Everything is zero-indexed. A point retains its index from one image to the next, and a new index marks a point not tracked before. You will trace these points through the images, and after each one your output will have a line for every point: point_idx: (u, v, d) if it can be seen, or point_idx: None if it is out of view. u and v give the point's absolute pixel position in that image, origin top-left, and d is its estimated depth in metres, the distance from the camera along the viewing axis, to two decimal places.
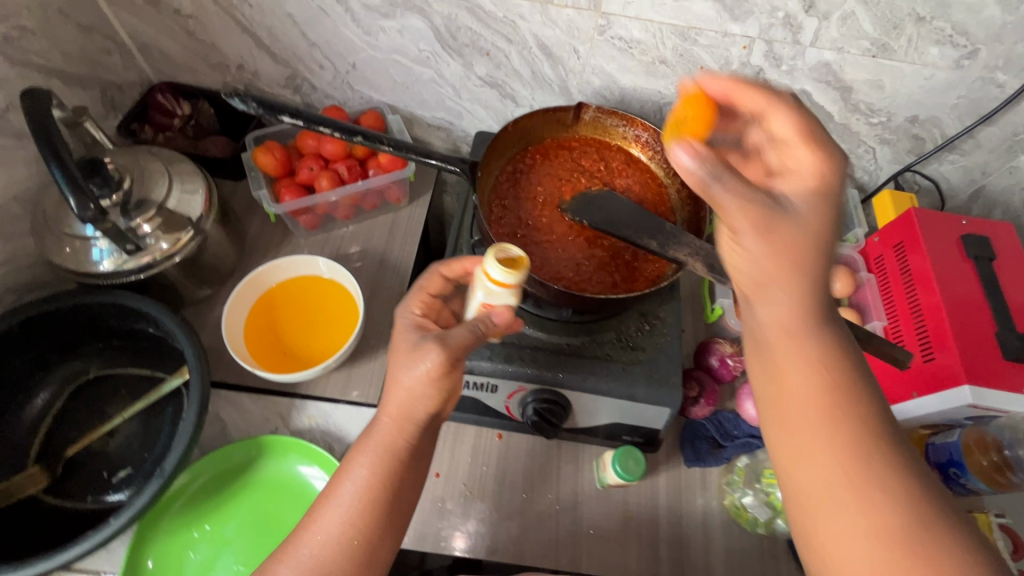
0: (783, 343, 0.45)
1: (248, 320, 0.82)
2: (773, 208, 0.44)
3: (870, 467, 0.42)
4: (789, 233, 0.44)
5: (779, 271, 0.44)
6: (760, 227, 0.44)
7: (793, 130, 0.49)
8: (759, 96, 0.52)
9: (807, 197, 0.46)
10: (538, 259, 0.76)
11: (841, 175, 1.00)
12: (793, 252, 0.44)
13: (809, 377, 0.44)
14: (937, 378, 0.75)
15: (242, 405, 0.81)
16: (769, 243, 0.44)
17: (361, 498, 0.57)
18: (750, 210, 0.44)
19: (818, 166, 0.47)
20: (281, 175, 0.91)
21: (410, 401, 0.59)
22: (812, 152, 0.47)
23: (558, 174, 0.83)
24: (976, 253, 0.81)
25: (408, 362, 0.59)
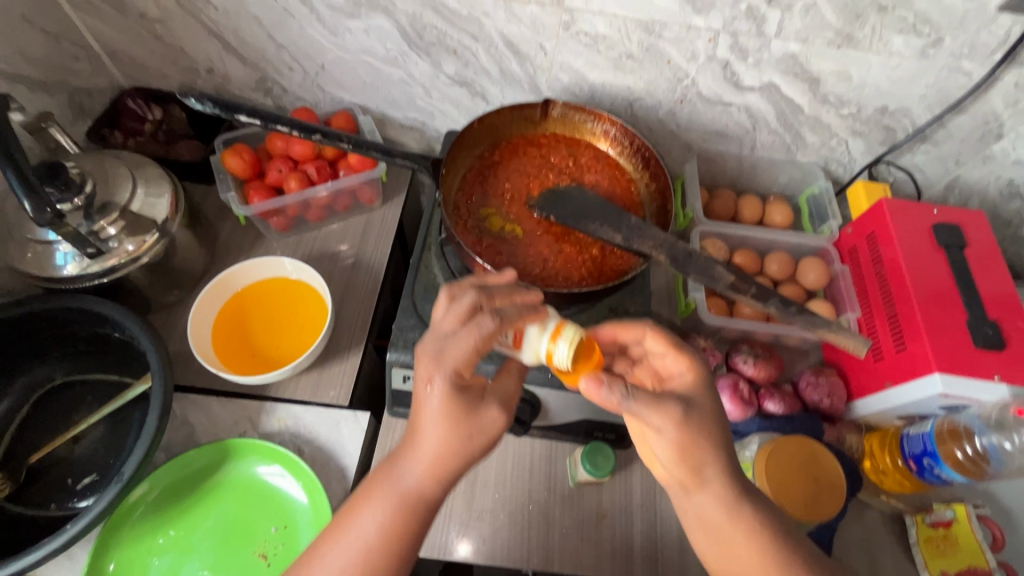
0: (722, 512, 0.57)
1: (217, 322, 0.82)
2: (678, 401, 0.57)
3: None
4: (703, 425, 0.57)
5: (703, 458, 0.56)
6: (693, 435, 0.56)
7: (668, 348, 0.62)
8: (632, 329, 0.66)
9: (695, 394, 0.59)
10: (505, 256, 0.75)
11: (816, 167, 1.00)
12: (710, 442, 0.57)
13: (747, 540, 0.56)
14: (910, 367, 0.74)
15: (210, 408, 0.80)
16: (702, 446, 0.56)
17: (370, 547, 0.54)
18: (671, 419, 0.56)
19: (695, 373, 0.61)
20: (250, 177, 0.91)
21: (457, 455, 0.56)
22: (683, 362, 0.62)
23: (526, 170, 0.83)
24: (947, 241, 0.80)
25: (466, 418, 0.56)
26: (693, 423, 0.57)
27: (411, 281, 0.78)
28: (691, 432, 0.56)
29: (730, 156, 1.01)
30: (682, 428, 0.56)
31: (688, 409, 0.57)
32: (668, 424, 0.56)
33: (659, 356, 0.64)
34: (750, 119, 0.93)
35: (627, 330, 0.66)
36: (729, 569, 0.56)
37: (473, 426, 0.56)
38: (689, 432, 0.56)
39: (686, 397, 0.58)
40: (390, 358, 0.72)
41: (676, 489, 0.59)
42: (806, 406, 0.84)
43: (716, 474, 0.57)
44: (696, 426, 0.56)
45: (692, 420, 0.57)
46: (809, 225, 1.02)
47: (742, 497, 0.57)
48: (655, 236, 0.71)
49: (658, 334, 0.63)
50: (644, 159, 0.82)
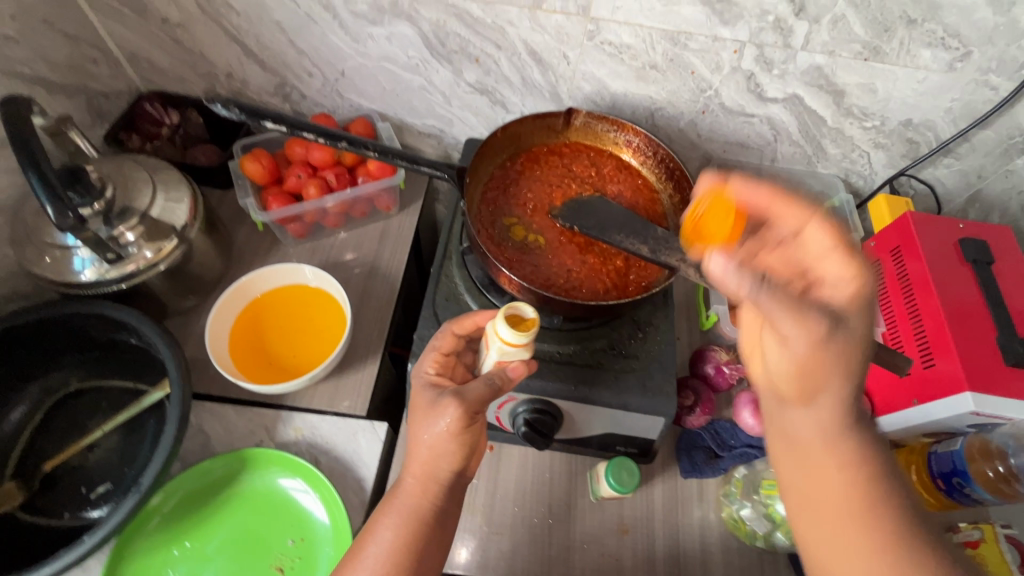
0: (817, 434, 0.51)
1: (234, 329, 0.81)
2: (828, 317, 0.48)
3: (881, 517, 0.48)
4: (853, 350, 0.48)
5: (830, 377, 0.48)
6: (830, 347, 0.47)
7: (792, 262, 0.55)
8: (795, 208, 0.55)
9: (845, 307, 0.49)
10: (528, 266, 0.75)
11: (836, 179, 0.99)
12: (846, 356, 0.48)
13: (837, 462, 0.50)
14: (939, 384, 0.73)
15: (226, 417, 0.79)
16: (836, 365, 0.48)
17: (384, 563, 0.57)
18: (800, 320, 0.47)
19: (859, 288, 0.50)
20: (268, 184, 0.90)
21: (434, 458, 0.60)
22: (850, 266, 0.51)
23: (549, 180, 0.82)
24: (975, 256, 0.79)
25: (429, 419, 0.59)
26: (841, 336, 0.48)
27: (432, 290, 0.77)
28: (825, 344, 0.47)
29: (750, 167, 1.00)
30: (810, 334, 0.47)
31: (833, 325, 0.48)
32: (799, 326, 0.48)
33: (772, 259, 0.55)
34: (771, 129, 0.92)
35: (775, 210, 0.56)
36: (811, 487, 0.51)
37: (431, 421, 0.59)
38: (785, 328, 0.48)
39: (836, 310, 0.49)
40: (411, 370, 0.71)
41: (772, 398, 0.53)
42: None
43: (832, 397, 0.49)
44: (838, 340, 0.48)
45: (832, 334, 0.48)
46: None
47: (850, 427, 0.50)
48: (683, 248, 0.70)
49: (811, 223, 0.54)
50: (668, 170, 0.81)
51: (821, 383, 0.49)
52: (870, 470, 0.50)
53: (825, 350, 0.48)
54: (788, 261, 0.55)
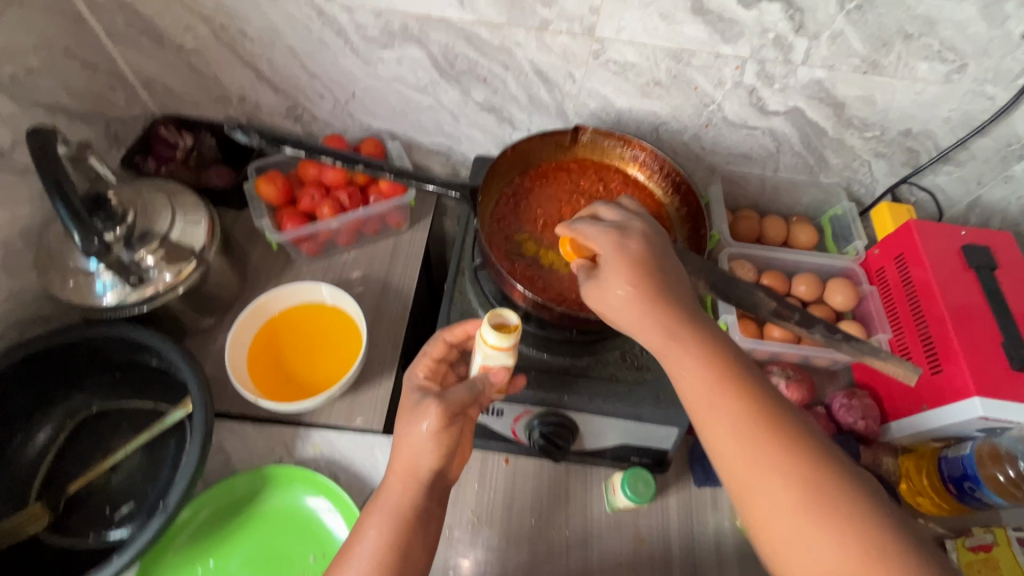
0: (698, 372, 0.53)
1: (252, 348, 0.82)
2: (623, 261, 0.58)
3: (771, 438, 0.50)
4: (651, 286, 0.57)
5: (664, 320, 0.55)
6: (661, 281, 0.57)
7: (652, 238, 0.61)
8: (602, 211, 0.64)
9: (642, 250, 0.59)
10: (540, 281, 0.76)
11: (838, 188, 1.01)
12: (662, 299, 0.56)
13: (722, 399, 0.52)
14: (948, 389, 0.74)
15: (246, 435, 0.80)
16: (670, 292, 0.57)
17: (369, 564, 0.55)
18: (620, 276, 0.57)
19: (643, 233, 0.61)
20: (282, 204, 0.92)
21: (415, 457, 0.59)
22: (623, 219, 0.63)
23: (558, 196, 0.84)
24: (978, 263, 0.81)
25: (411, 421, 0.60)
26: (670, 274, 0.59)
27: (446, 306, 0.79)
28: (651, 286, 0.56)
29: (753, 177, 1.02)
30: (636, 283, 0.56)
31: (653, 269, 0.58)
32: (618, 280, 0.57)
33: (628, 236, 0.60)
34: (773, 141, 0.94)
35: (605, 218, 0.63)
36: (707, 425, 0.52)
37: (413, 421, 0.60)
38: (655, 286, 0.56)
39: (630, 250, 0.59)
40: None
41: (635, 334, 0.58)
42: (840, 428, 0.84)
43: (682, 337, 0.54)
44: (659, 279, 0.57)
45: (654, 276, 0.57)
46: (833, 245, 1.03)
47: (715, 357, 0.54)
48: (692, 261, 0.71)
49: (637, 221, 0.62)
50: (674, 184, 0.83)
51: (693, 325, 0.55)
52: (747, 392, 0.52)
53: (660, 287, 0.57)
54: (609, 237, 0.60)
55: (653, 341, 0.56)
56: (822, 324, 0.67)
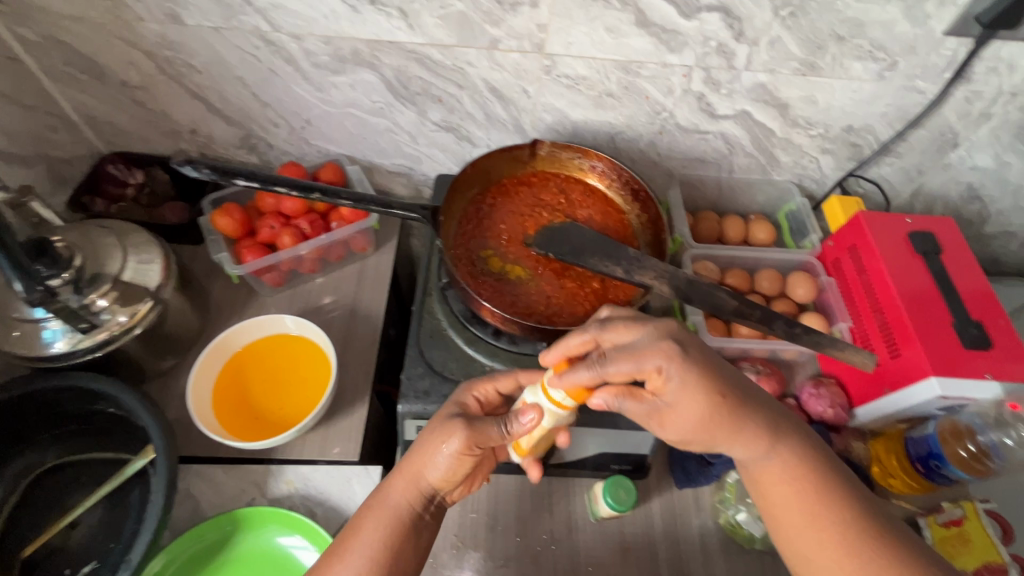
0: (781, 471, 0.57)
1: (217, 387, 0.80)
2: (671, 411, 0.56)
3: (843, 536, 0.54)
4: (714, 428, 0.56)
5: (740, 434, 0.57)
6: (739, 401, 0.56)
7: (713, 362, 0.56)
8: (616, 368, 0.54)
9: (690, 402, 0.55)
10: (507, 296, 0.76)
11: (791, 185, 1.05)
12: (727, 429, 0.56)
13: (800, 499, 0.56)
14: (907, 372, 0.77)
15: (215, 478, 0.77)
16: (748, 406, 0.57)
17: (365, 564, 0.57)
18: (696, 414, 0.55)
19: (687, 381, 0.54)
20: (240, 236, 0.90)
21: (425, 469, 0.61)
22: (655, 362, 0.54)
23: (520, 211, 0.85)
24: (923, 248, 0.84)
25: (438, 434, 0.60)
26: (741, 389, 0.57)
27: (416, 327, 0.78)
28: (734, 410, 0.56)
29: (710, 180, 1.05)
30: (718, 416, 0.56)
31: (724, 400, 0.55)
32: (699, 418, 0.56)
33: (693, 380, 0.55)
34: (726, 144, 0.97)
35: (641, 357, 0.55)
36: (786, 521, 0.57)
37: (440, 435, 0.60)
38: (734, 410, 0.56)
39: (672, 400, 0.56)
40: (402, 410, 0.71)
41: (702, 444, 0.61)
42: (811, 417, 0.86)
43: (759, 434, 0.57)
44: (738, 400, 0.56)
45: (730, 403, 0.56)
46: (791, 239, 1.06)
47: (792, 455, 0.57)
48: (655, 266, 0.71)
49: (683, 355, 0.55)
50: (633, 191, 0.84)
51: (774, 432, 0.58)
52: (821, 493, 0.56)
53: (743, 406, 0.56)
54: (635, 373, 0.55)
55: (739, 453, 0.58)
56: (782, 320, 0.69)
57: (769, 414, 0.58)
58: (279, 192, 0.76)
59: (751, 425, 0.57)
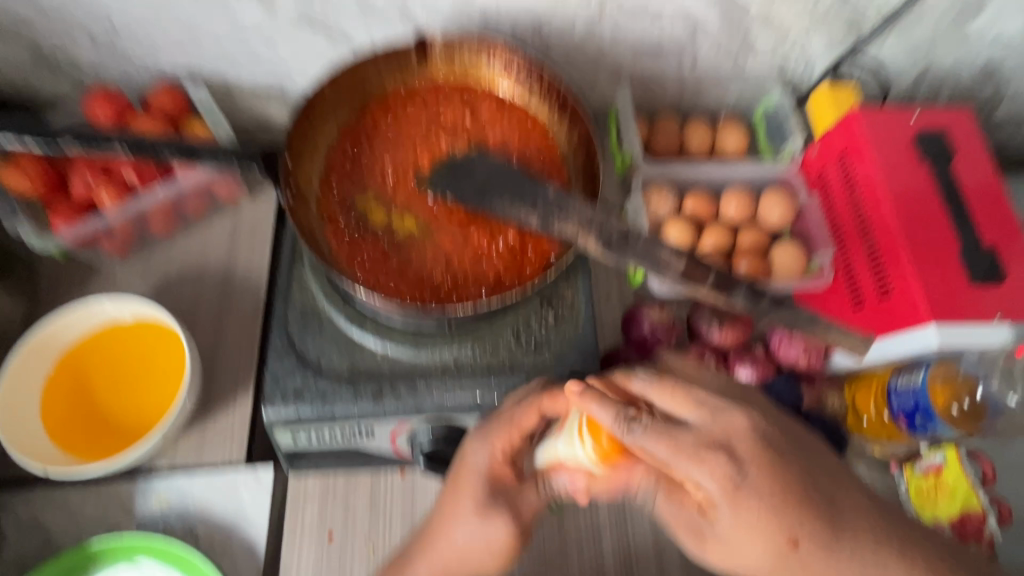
0: None
1: (49, 390, 0.64)
2: (732, 529, 0.45)
3: None
4: (794, 565, 0.45)
5: (824, 572, 0.45)
6: (822, 542, 0.44)
7: (785, 489, 0.45)
8: (659, 454, 0.45)
9: (756, 526, 0.44)
10: (396, 263, 0.58)
11: (770, 76, 0.84)
12: (814, 567, 0.45)
13: None
14: (897, 315, 0.63)
15: (68, 500, 0.64)
16: (839, 546, 0.45)
17: None
18: (763, 541, 0.45)
19: (760, 501, 0.44)
20: (50, 196, 0.68)
21: (459, 557, 0.52)
22: (711, 472, 0.45)
23: (411, 139, 0.63)
24: (932, 154, 0.66)
25: (473, 522, 0.52)
26: (826, 528, 0.45)
27: (282, 307, 0.60)
28: (815, 556, 0.44)
29: (670, 75, 0.83)
30: (786, 557, 0.45)
31: (795, 546, 0.44)
32: (762, 557, 0.46)
33: (754, 507, 0.44)
34: (688, 25, 0.74)
35: (683, 456, 0.45)
36: None
37: (476, 523, 0.52)
38: (813, 555, 0.45)
39: (734, 515, 0.45)
40: (268, 417, 0.56)
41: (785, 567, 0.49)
42: (779, 364, 0.73)
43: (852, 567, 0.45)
44: (821, 541, 0.45)
45: (804, 547, 0.45)
46: (767, 146, 0.87)
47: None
48: (579, 210, 0.54)
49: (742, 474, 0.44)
50: (559, 101, 0.63)
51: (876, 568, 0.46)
52: None
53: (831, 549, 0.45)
54: (684, 472, 0.45)
55: None
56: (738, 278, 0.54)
57: (872, 531, 0.47)
58: None
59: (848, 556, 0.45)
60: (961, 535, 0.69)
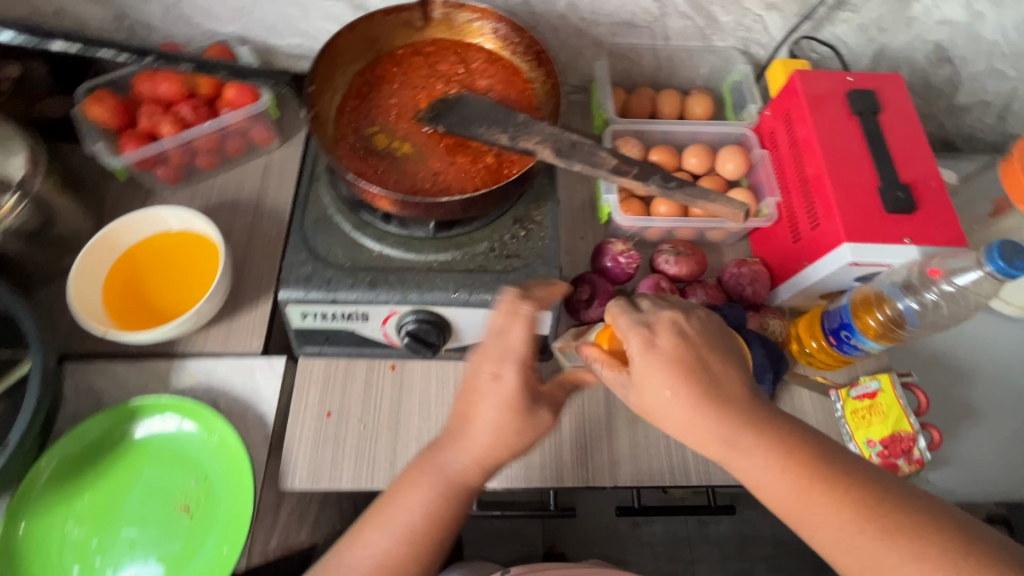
0: (782, 456, 0.52)
1: (107, 279, 0.77)
2: (654, 381, 0.54)
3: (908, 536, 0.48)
4: (692, 415, 0.53)
5: (717, 419, 0.53)
6: (699, 393, 0.53)
7: (686, 360, 0.54)
8: (625, 323, 0.57)
9: (670, 371, 0.54)
10: (393, 174, 0.70)
11: (734, 52, 0.95)
12: (717, 414, 0.53)
13: (817, 498, 0.50)
14: (824, 242, 0.72)
15: (116, 373, 0.77)
16: (722, 404, 0.54)
17: (417, 524, 0.56)
18: (681, 393, 0.53)
19: (671, 348, 0.55)
20: (122, 127, 0.84)
21: (489, 446, 0.57)
22: (632, 333, 0.56)
23: (413, 83, 0.77)
24: (860, 108, 0.76)
25: (498, 408, 0.56)
26: (710, 384, 0.54)
27: (300, 213, 0.73)
28: (691, 401, 0.53)
29: (645, 50, 0.95)
30: (677, 405, 0.53)
31: (675, 391, 0.53)
32: (660, 408, 0.54)
33: (654, 365, 0.54)
34: (656, 3, 0.87)
35: (625, 325, 0.57)
36: (778, 498, 0.52)
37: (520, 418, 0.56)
38: (692, 407, 0.53)
39: (651, 362, 0.54)
40: (283, 295, 0.68)
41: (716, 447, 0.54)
42: (730, 296, 0.83)
43: (750, 421, 0.53)
44: (701, 390, 0.54)
45: (683, 397, 0.53)
46: (732, 114, 0.98)
47: (804, 441, 0.53)
48: (541, 130, 0.65)
49: (656, 332, 0.56)
50: (536, 54, 0.76)
51: (769, 421, 0.54)
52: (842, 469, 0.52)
53: (705, 405, 0.53)
54: (626, 336, 0.56)
55: (752, 459, 0.53)
56: (658, 175, 0.67)
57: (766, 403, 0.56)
58: (104, 56, 0.65)
59: (740, 412, 0.54)
60: (888, 453, 0.74)
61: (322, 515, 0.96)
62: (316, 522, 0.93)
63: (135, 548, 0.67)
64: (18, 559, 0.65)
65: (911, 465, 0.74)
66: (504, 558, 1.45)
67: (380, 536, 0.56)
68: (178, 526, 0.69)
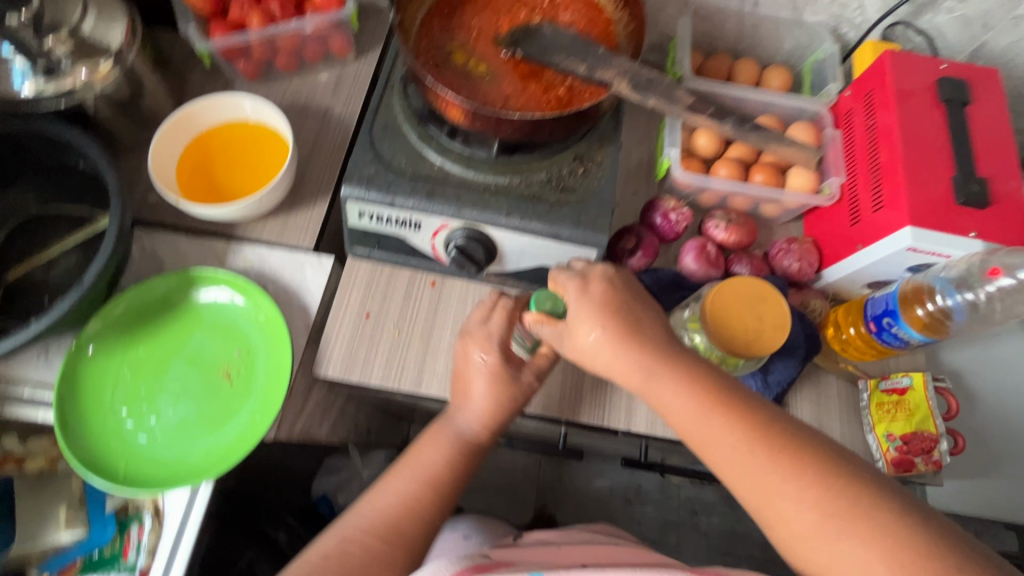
0: (695, 393, 0.56)
1: (183, 155, 0.82)
2: (578, 327, 0.61)
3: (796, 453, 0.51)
4: (616, 358, 0.59)
5: (632, 355, 0.59)
6: (618, 331, 0.59)
7: (612, 305, 0.61)
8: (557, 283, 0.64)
9: (594, 317, 0.60)
10: (466, 90, 0.71)
11: (824, 28, 0.92)
12: (638, 351, 0.59)
13: (718, 421, 0.54)
14: (884, 225, 0.71)
15: (178, 244, 0.81)
16: (636, 340, 0.59)
17: (432, 476, 0.66)
18: (607, 339, 0.60)
19: (604, 295, 0.61)
20: (213, 15, 0.87)
21: (491, 416, 0.68)
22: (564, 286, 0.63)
23: (497, 7, 0.77)
24: (949, 95, 0.74)
25: (485, 382, 0.68)
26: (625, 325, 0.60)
27: (370, 118, 0.76)
28: (612, 342, 0.59)
29: (732, 13, 0.93)
30: (598, 345, 0.60)
31: (602, 329, 0.60)
32: (587, 350, 0.61)
33: (584, 309, 0.61)
34: None
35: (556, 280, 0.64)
36: (689, 425, 0.56)
37: (511, 390, 0.69)
38: (612, 342, 0.59)
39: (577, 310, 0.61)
40: (344, 192, 0.70)
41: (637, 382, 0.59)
42: (774, 270, 0.83)
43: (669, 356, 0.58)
44: (618, 327, 0.60)
45: (603, 337, 0.60)
46: (809, 93, 0.96)
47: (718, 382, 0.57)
48: (618, 65, 0.66)
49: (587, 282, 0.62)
50: None
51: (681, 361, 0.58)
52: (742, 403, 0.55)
53: (625, 344, 0.59)
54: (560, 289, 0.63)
55: (669, 393, 0.57)
56: None
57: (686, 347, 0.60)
58: None
59: (654, 356, 0.58)
60: (906, 450, 0.73)
61: (342, 418, 1.01)
62: (336, 423, 0.99)
63: (178, 401, 0.73)
64: (79, 384, 0.71)
65: (928, 465, 0.73)
66: (502, 511, 1.51)
67: (402, 483, 0.65)
68: (218, 390, 0.74)
